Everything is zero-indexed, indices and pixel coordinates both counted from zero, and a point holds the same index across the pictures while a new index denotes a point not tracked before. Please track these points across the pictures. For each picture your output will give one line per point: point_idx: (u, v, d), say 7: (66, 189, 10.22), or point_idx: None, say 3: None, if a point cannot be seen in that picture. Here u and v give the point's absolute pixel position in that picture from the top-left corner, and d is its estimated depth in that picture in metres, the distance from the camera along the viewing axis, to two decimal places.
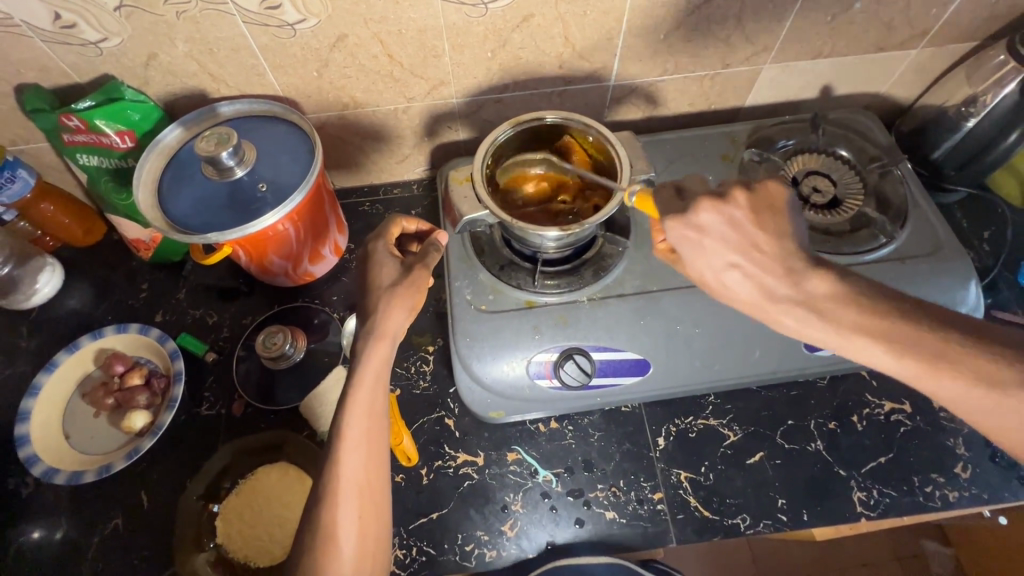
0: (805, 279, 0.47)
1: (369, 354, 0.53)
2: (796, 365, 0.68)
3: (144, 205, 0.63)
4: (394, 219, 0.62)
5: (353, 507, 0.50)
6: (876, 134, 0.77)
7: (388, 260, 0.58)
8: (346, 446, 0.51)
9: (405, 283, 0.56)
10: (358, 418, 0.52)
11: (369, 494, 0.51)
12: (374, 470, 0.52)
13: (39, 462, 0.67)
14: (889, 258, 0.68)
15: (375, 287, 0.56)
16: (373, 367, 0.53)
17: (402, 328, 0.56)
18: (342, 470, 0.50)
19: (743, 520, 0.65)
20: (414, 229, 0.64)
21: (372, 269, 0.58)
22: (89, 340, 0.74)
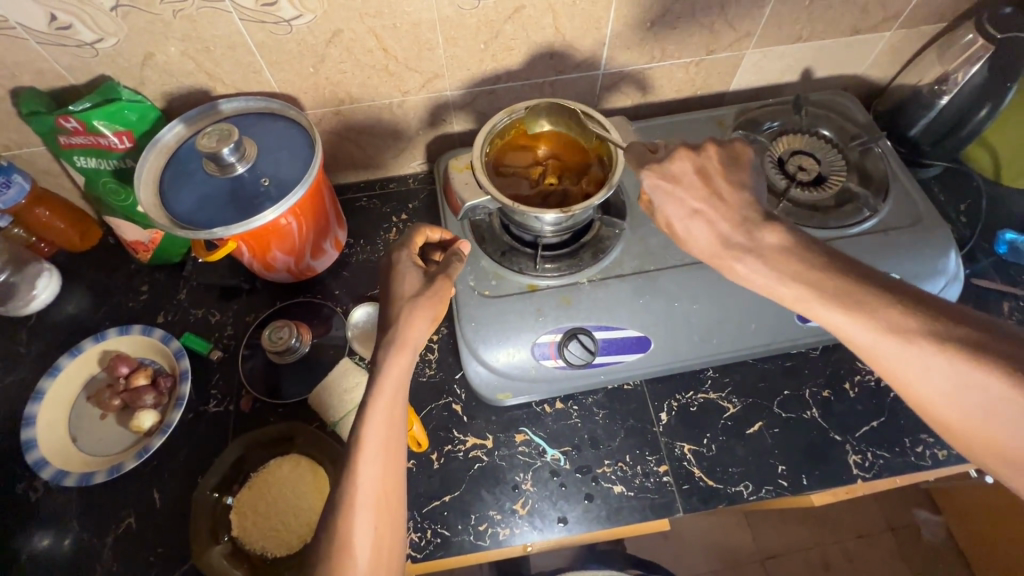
0: (759, 232, 0.53)
1: (390, 363, 0.54)
2: (790, 337, 0.71)
3: (146, 204, 0.63)
4: (419, 229, 0.63)
5: (370, 517, 0.50)
6: (856, 113, 0.81)
7: (411, 270, 0.59)
8: (364, 456, 0.51)
9: (428, 293, 0.57)
10: (376, 427, 0.52)
11: (387, 504, 0.51)
12: (391, 480, 0.52)
13: (47, 465, 0.67)
14: (872, 230, 0.71)
15: (397, 296, 0.58)
16: (393, 377, 0.54)
17: (423, 338, 0.57)
18: (360, 478, 0.51)
19: (746, 487, 0.67)
20: (437, 238, 0.65)
21: (394, 279, 0.59)
22: (92, 343, 0.74)
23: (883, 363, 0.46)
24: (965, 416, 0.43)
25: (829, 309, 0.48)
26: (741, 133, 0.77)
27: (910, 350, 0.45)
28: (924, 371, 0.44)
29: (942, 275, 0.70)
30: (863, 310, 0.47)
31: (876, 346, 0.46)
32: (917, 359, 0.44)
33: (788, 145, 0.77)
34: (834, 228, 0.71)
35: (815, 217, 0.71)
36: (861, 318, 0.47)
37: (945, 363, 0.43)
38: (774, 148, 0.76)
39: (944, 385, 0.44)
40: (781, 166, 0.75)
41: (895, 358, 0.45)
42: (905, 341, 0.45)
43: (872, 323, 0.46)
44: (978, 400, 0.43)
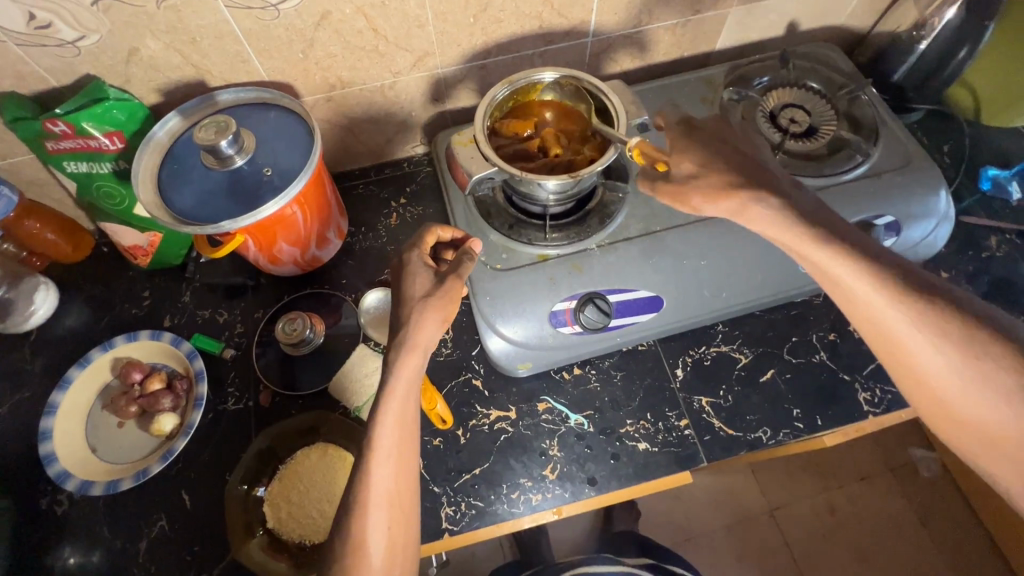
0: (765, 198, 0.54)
1: (400, 365, 0.54)
2: (797, 285, 0.72)
3: (145, 203, 0.62)
4: (430, 228, 0.63)
5: (382, 515, 0.51)
6: (840, 63, 0.82)
7: (422, 270, 0.59)
8: (376, 459, 0.52)
9: (439, 294, 0.57)
10: (388, 429, 0.52)
11: (399, 503, 0.53)
12: (404, 479, 0.53)
13: (70, 477, 0.66)
14: (865, 175, 0.73)
15: (407, 297, 0.57)
16: (404, 379, 0.54)
17: (434, 338, 0.57)
18: (373, 480, 0.52)
19: (764, 432, 0.69)
20: (449, 237, 0.64)
21: (405, 279, 0.59)
22: (99, 352, 0.73)
23: (879, 325, 0.52)
24: (957, 388, 0.49)
25: (847, 273, 0.52)
26: (731, 91, 0.78)
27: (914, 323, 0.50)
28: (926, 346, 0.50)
29: (934, 214, 0.73)
30: (870, 281, 0.51)
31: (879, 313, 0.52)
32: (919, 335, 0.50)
33: (779, 99, 0.79)
34: (829, 175, 0.72)
35: (811, 165, 0.73)
36: (878, 292, 0.51)
37: (938, 340, 0.49)
38: (765, 103, 0.78)
39: (944, 358, 0.49)
40: (773, 120, 0.77)
41: (897, 329, 0.51)
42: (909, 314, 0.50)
43: (874, 294, 0.51)
44: (970, 373, 0.48)
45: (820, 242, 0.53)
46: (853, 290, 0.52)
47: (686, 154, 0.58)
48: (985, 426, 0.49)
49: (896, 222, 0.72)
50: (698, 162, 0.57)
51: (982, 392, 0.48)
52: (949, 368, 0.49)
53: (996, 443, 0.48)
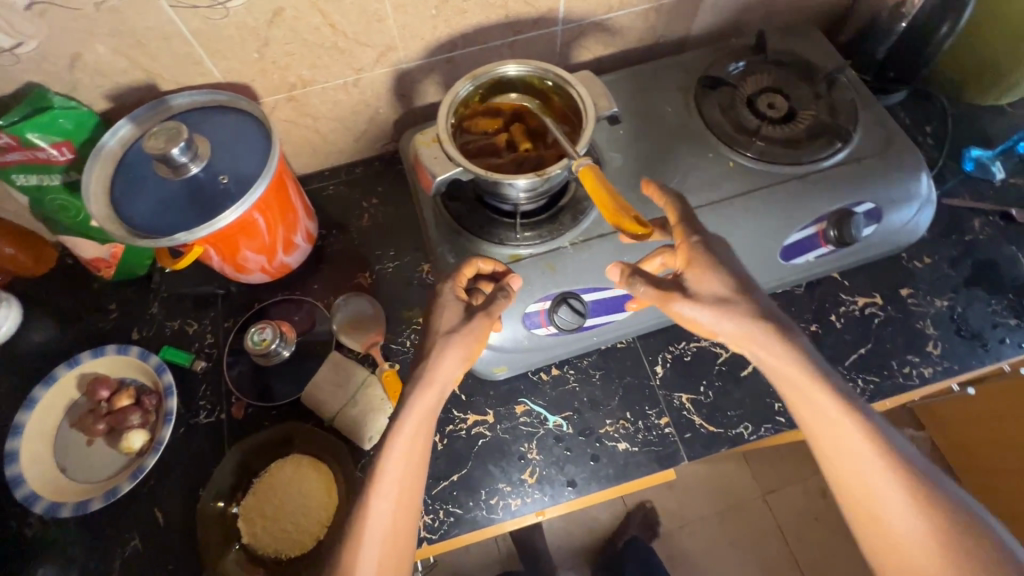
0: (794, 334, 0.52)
1: (416, 400, 0.53)
2: (775, 276, 0.72)
3: (99, 217, 0.60)
4: (471, 260, 0.63)
5: (375, 551, 0.50)
6: (818, 44, 0.80)
7: (452, 303, 0.58)
8: (377, 491, 0.51)
9: (464, 331, 0.56)
10: (395, 462, 0.51)
11: (393, 540, 0.51)
12: (403, 517, 0.52)
13: (39, 499, 0.65)
14: (845, 161, 0.71)
15: (433, 331, 0.57)
16: (416, 414, 0.53)
17: (455, 376, 0.56)
18: (372, 514, 0.50)
19: (746, 428, 0.68)
20: (489, 270, 0.64)
21: (435, 310, 0.59)
22: (66, 369, 0.71)
23: (877, 511, 0.47)
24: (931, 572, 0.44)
25: (855, 440, 0.49)
26: (707, 78, 0.76)
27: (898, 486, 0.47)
28: (903, 514, 0.46)
29: (915, 198, 0.71)
30: (861, 432, 0.49)
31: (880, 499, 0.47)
32: (899, 501, 0.46)
33: (757, 83, 0.76)
34: (808, 162, 0.70)
35: (790, 152, 0.71)
36: (867, 447, 0.48)
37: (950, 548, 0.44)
38: (742, 89, 0.76)
39: (920, 535, 0.45)
40: (750, 107, 0.75)
41: (877, 487, 0.47)
42: (914, 512, 0.46)
43: (863, 447, 0.48)
44: (949, 560, 0.44)
45: (822, 386, 0.50)
46: (858, 467, 0.48)
47: (704, 273, 0.54)
48: None
49: (876, 209, 0.70)
50: (726, 288, 0.53)
51: None
52: (930, 551, 0.45)
53: None
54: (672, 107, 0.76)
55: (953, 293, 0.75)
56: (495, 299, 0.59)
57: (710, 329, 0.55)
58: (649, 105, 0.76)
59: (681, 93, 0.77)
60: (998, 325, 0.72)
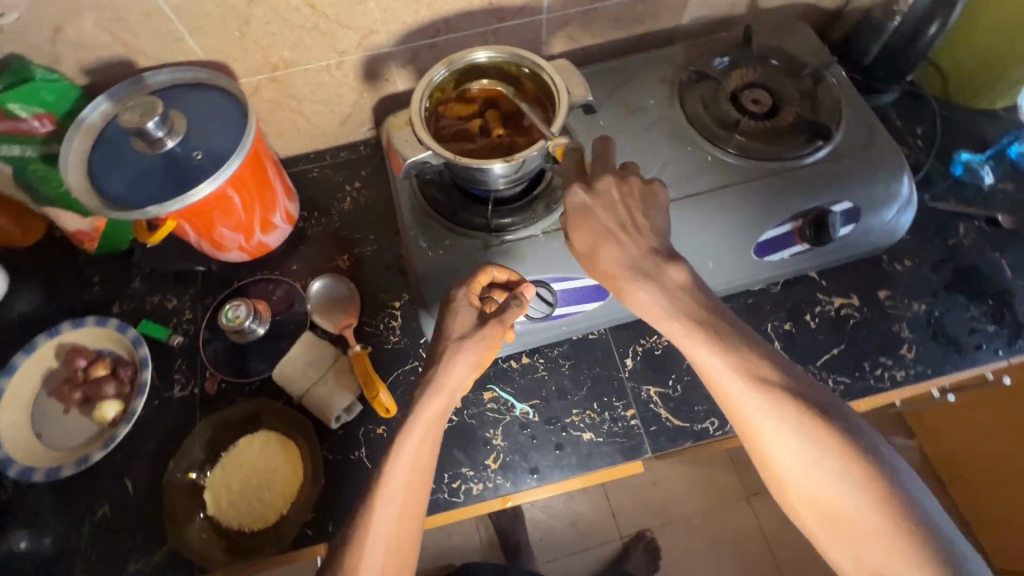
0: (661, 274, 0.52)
1: (426, 405, 0.52)
2: (748, 272, 0.72)
3: (77, 188, 0.61)
4: (486, 268, 0.60)
5: (378, 556, 0.49)
6: (807, 40, 0.79)
7: (466, 310, 0.57)
8: (382, 496, 0.50)
9: (475, 337, 0.55)
10: (400, 466, 0.50)
11: (398, 546, 0.50)
12: (407, 522, 0.50)
13: (13, 463, 0.67)
14: (826, 159, 0.70)
15: (445, 336, 0.56)
16: (425, 419, 0.52)
17: (464, 382, 0.55)
18: (376, 520, 0.49)
19: (712, 423, 0.68)
20: (504, 279, 0.62)
21: (447, 317, 0.58)
22: (45, 339, 0.73)
23: (786, 470, 0.47)
24: (808, 478, 0.46)
25: (726, 375, 0.48)
26: (691, 71, 0.76)
27: (771, 408, 0.47)
28: (778, 431, 0.46)
29: (896, 199, 0.70)
30: (725, 360, 0.48)
31: (788, 461, 0.46)
32: (774, 421, 0.47)
33: (741, 79, 0.76)
34: (788, 158, 0.70)
35: (770, 149, 0.70)
36: (735, 375, 0.48)
37: (858, 493, 0.44)
38: (726, 84, 0.75)
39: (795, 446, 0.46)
40: (734, 102, 0.75)
41: (753, 414, 0.47)
42: (821, 466, 0.45)
43: (732, 376, 0.48)
44: (822, 467, 0.45)
45: (685, 320, 0.50)
46: (763, 430, 0.47)
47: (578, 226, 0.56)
48: (835, 519, 0.45)
49: (855, 208, 0.70)
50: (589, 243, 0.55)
51: (843, 490, 0.44)
52: (803, 460, 0.46)
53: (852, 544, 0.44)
54: (654, 99, 0.75)
55: (932, 298, 0.74)
56: (508, 306, 0.58)
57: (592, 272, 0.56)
58: (631, 97, 0.75)
59: (664, 86, 0.76)
60: (976, 331, 0.71)
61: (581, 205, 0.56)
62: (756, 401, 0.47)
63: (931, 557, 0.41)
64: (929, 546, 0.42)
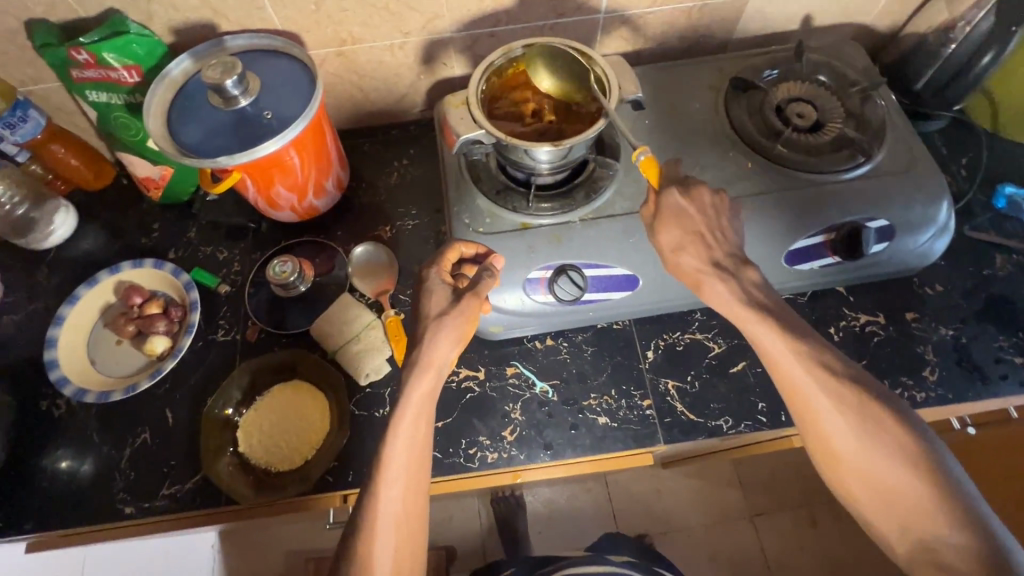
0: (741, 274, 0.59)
1: (413, 386, 0.54)
2: (778, 279, 0.72)
3: (155, 136, 0.66)
4: (454, 245, 0.65)
5: (389, 537, 0.51)
6: (858, 60, 0.80)
7: (440, 287, 0.60)
8: (386, 480, 0.52)
9: (453, 313, 0.58)
10: (400, 448, 0.53)
11: (408, 523, 0.52)
12: (412, 501, 0.53)
13: (69, 383, 0.72)
14: (866, 176, 0.71)
15: (424, 315, 0.58)
16: (416, 400, 0.54)
17: (448, 357, 0.58)
18: (382, 502, 0.52)
19: (725, 421, 0.70)
20: (472, 253, 0.67)
21: (423, 296, 0.60)
22: (107, 274, 0.79)
23: (834, 440, 0.51)
24: (857, 451, 0.50)
25: (784, 355, 0.53)
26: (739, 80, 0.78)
27: (823, 385, 0.52)
28: (829, 407, 0.51)
29: (933, 223, 0.71)
30: (784, 341, 0.54)
31: (841, 438, 0.51)
32: (825, 399, 0.52)
33: (788, 92, 0.77)
34: (826, 172, 0.71)
35: (809, 161, 0.72)
36: (793, 355, 0.53)
37: (903, 465, 0.49)
38: (772, 95, 0.77)
39: (844, 420, 0.51)
40: (778, 113, 0.76)
41: (807, 389, 0.52)
42: (871, 443, 0.50)
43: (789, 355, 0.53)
44: (870, 439, 0.50)
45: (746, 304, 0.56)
46: (816, 407, 0.52)
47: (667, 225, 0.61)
48: (882, 487, 0.49)
49: (891, 227, 0.70)
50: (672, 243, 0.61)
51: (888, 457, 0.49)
52: (851, 432, 0.50)
53: (899, 508, 0.49)
54: (700, 104, 0.77)
55: (960, 324, 0.74)
56: (480, 279, 0.62)
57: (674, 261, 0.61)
58: (678, 100, 0.78)
59: (711, 92, 0.78)
60: (1002, 361, 0.71)
61: (676, 206, 0.61)
62: (809, 381, 0.52)
63: (969, 522, 0.46)
64: (960, 502, 0.47)
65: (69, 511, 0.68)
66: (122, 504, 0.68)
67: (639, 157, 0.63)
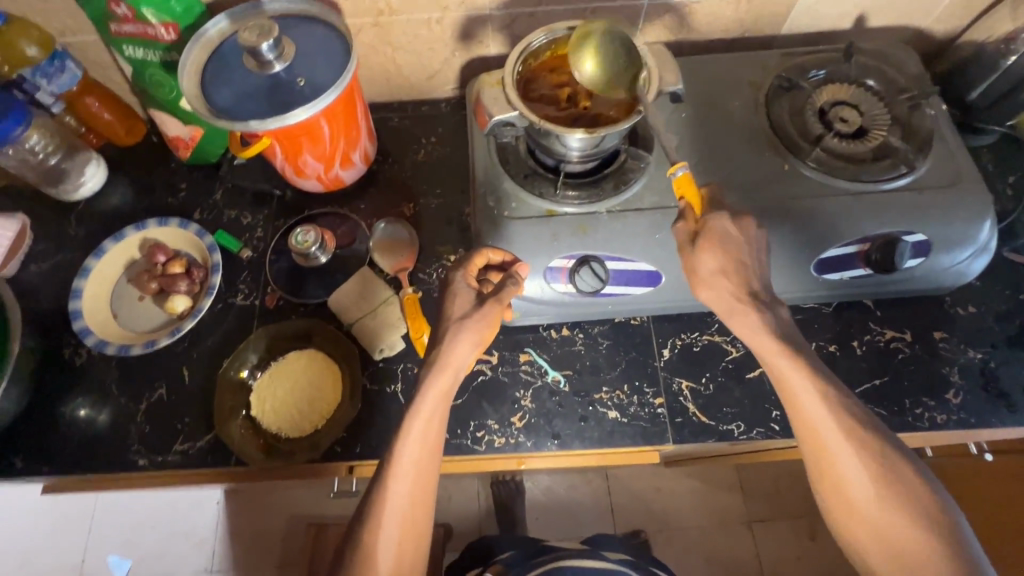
0: (776, 309, 0.55)
1: (430, 384, 0.54)
2: (803, 288, 0.70)
3: (189, 95, 0.66)
4: (483, 250, 0.63)
5: (394, 532, 0.51)
6: (910, 66, 0.77)
7: (465, 290, 0.59)
8: (396, 473, 0.52)
9: (475, 317, 0.57)
10: (412, 445, 0.53)
11: (412, 522, 0.52)
12: (420, 498, 0.53)
13: (91, 334, 0.74)
14: (908, 188, 0.68)
15: (447, 317, 0.58)
16: (431, 399, 0.54)
17: (466, 360, 0.57)
18: (389, 496, 0.52)
19: (737, 426, 0.69)
20: (499, 259, 0.65)
21: (447, 298, 0.59)
22: (133, 230, 0.80)
23: (848, 487, 0.51)
24: (870, 503, 0.50)
25: (808, 395, 0.52)
26: (783, 78, 0.75)
27: (844, 431, 0.51)
28: (847, 454, 0.51)
29: (973, 242, 0.68)
30: (811, 382, 0.52)
31: (855, 487, 0.50)
32: (843, 445, 0.51)
33: (833, 94, 0.74)
34: (866, 181, 0.68)
35: (849, 168, 0.69)
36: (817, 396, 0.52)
37: (917, 526, 0.48)
38: (816, 97, 0.74)
39: (861, 470, 0.50)
40: (820, 116, 0.73)
41: (827, 432, 0.51)
42: (890, 496, 0.49)
43: (813, 396, 0.52)
44: (884, 490, 0.49)
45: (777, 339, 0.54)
46: (834, 453, 0.51)
47: (709, 244, 0.56)
48: (890, 542, 0.49)
49: (927, 242, 0.68)
50: (713, 262, 0.55)
51: (901, 514, 0.49)
52: (867, 482, 0.50)
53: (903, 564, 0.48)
54: (740, 101, 0.75)
55: (990, 348, 0.72)
56: (504, 286, 0.60)
57: (701, 278, 0.56)
58: (716, 95, 0.75)
59: (753, 89, 0.76)
60: None
61: (722, 230, 0.56)
62: (837, 427, 0.51)
63: None
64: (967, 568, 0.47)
65: (84, 458, 0.70)
66: (136, 456, 0.70)
67: (676, 171, 0.60)
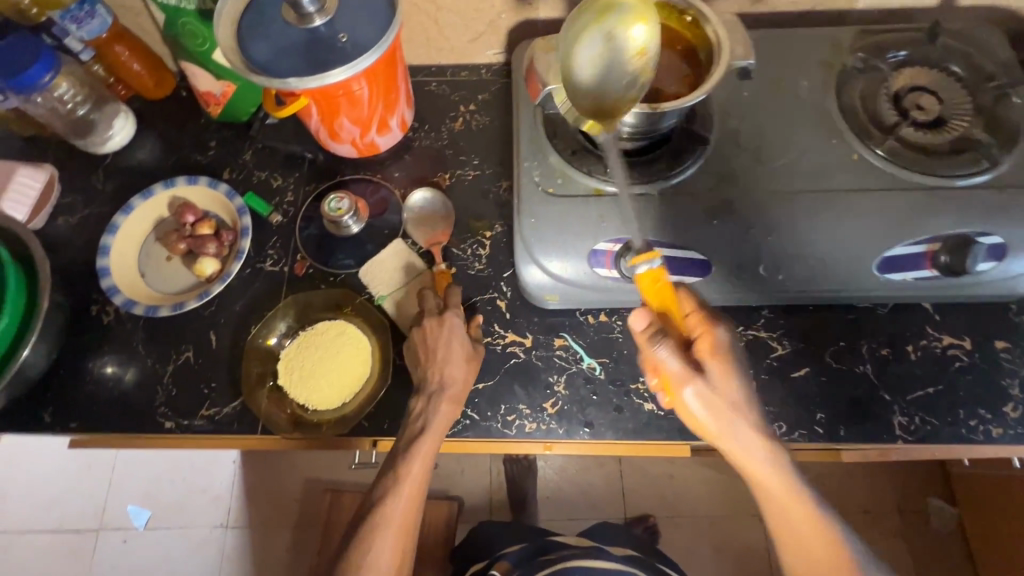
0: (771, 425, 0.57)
1: (437, 406, 0.62)
2: (863, 288, 0.65)
3: (223, 47, 0.62)
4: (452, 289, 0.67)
5: (389, 536, 0.59)
6: (999, 51, 0.70)
7: (458, 329, 0.65)
8: (399, 485, 0.59)
9: (472, 357, 0.65)
10: (417, 460, 0.60)
11: (404, 529, 0.60)
12: (415, 507, 0.61)
13: (119, 292, 0.73)
14: (988, 186, 0.63)
15: (446, 354, 0.64)
16: (438, 422, 0.61)
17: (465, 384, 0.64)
18: (391, 503, 0.59)
19: (779, 427, 0.66)
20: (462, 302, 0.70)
21: (441, 335, 0.64)
22: (162, 188, 0.77)
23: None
24: None
25: (788, 505, 0.55)
26: (859, 58, 0.70)
27: (809, 536, 0.55)
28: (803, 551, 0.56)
29: None
30: (790, 495, 0.55)
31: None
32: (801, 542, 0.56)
33: (910, 79, 0.69)
34: (942, 176, 0.63)
35: (922, 161, 0.64)
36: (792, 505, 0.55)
37: None
38: (892, 81, 0.69)
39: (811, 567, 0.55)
40: (894, 102, 0.68)
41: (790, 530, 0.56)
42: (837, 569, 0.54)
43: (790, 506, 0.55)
44: None
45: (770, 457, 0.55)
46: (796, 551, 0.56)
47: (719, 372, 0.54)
48: None
49: (1004, 245, 0.63)
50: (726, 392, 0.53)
51: None
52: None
53: None
54: (808, 82, 0.69)
55: None
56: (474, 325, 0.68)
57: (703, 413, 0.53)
58: (782, 74, 0.70)
59: (823, 68, 0.70)
60: None
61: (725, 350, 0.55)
62: (799, 518, 0.55)
63: None
64: None
65: (111, 417, 0.70)
66: (163, 418, 0.69)
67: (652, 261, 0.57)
